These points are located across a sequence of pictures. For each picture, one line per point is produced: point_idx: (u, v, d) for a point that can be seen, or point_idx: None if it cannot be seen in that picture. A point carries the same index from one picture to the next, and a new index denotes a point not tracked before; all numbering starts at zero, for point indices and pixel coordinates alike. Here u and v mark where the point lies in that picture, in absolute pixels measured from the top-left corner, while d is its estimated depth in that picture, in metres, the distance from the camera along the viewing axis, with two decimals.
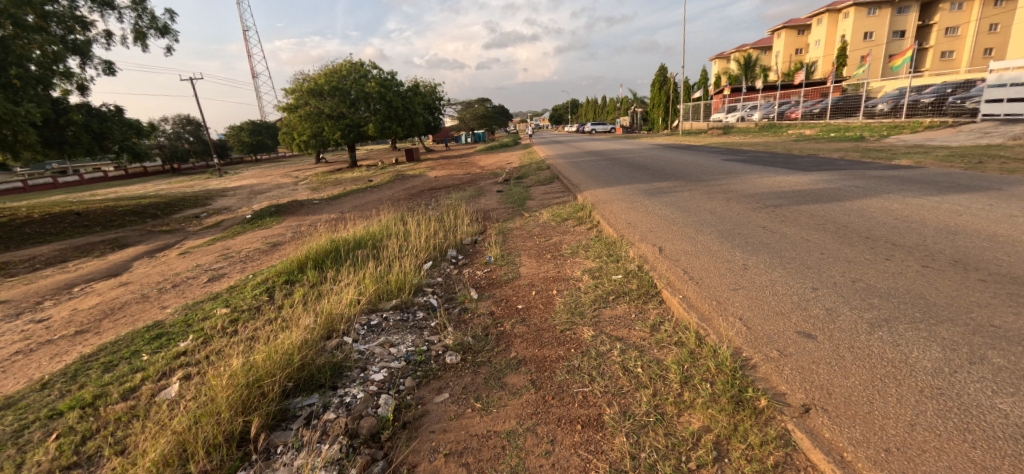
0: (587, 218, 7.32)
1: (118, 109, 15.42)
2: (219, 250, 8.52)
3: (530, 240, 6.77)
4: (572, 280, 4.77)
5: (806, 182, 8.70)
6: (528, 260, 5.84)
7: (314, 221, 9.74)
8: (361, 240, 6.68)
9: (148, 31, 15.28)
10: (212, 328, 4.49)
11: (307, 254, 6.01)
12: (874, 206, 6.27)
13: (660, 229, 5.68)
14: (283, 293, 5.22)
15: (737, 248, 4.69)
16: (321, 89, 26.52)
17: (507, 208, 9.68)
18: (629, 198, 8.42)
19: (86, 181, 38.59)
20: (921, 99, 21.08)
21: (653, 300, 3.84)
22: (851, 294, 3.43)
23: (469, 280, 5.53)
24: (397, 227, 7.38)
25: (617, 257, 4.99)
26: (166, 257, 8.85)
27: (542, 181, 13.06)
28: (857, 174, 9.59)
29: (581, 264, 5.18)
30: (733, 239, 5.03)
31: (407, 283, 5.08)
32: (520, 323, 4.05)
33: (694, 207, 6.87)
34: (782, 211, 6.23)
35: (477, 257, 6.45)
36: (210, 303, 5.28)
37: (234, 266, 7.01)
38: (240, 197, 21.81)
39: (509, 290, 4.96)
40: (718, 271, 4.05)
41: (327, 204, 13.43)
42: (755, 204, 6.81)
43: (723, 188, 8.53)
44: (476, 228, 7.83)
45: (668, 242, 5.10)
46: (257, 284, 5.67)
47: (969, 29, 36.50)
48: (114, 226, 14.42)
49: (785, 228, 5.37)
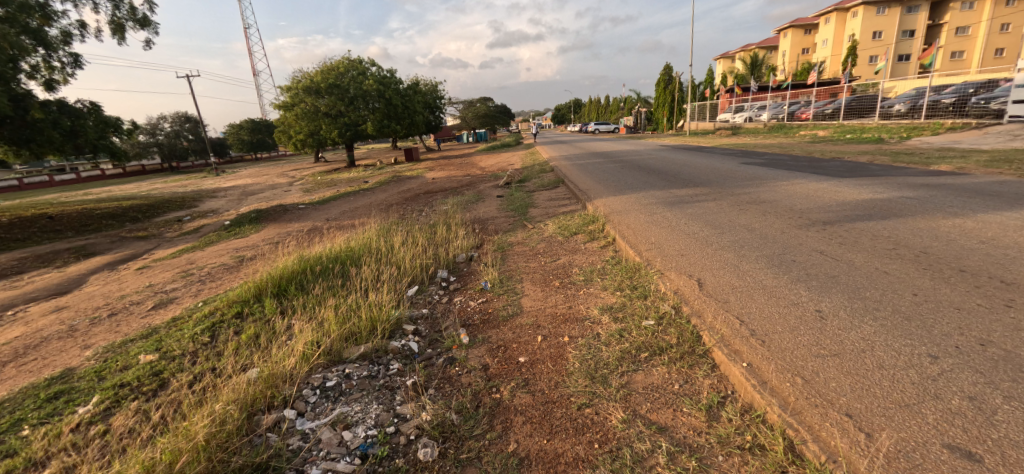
0: (599, 233, 6.33)
1: (95, 105, 14.47)
2: (182, 266, 7.51)
3: (533, 260, 5.76)
4: (588, 322, 3.77)
5: (845, 190, 7.67)
6: (532, 288, 4.81)
7: (292, 231, 8.73)
8: (335, 261, 5.71)
9: (127, 22, 14.25)
10: (124, 387, 3.51)
11: (265, 278, 5.03)
12: (944, 224, 5.25)
13: (693, 253, 4.67)
14: (228, 333, 4.23)
15: (801, 284, 3.68)
16: (318, 87, 25.39)
17: (507, 218, 8.66)
18: (646, 208, 7.40)
19: (82, 179, 37.77)
20: (941, 99, 19.95)
21: (703, 363, 2.84)
22: (993, 370, 2.41)
23: (460, 313, 4.54)
24: (379, 243, 6.38)
25: (643, 291, 3.97)
26: (124, 272, 7.86)
27: (546, 185, 12.04)
28: (897, 181, 8.55)
29: (598, 298, 4.17)
30: (788, 269, 4.03)
31: (381, 322, 4.10)
32: (521, 389, 3.05)
33: (727, 222, 5.88)
34: (836, 230, 5.24)
35: (471, 281, 5.44)
36: (139, 344, 4.28)
37: (189, 289, 6.01)
38: (230, 198, 20.90)
39: (509, 332, 3.95)
40: (790, 321, 3.04)
41: (314, 209, 12.43)
42: (799, 220, 5.80)
43: (753, 197, 7.52)
44: (472, 242, 6.84)
45: (706, 272, 4.09)
46: (205, 316, 4.69)
47: (981, 29, 35.31)
48: (87, 230, 13.50)
49: (851, 255, 4.34)
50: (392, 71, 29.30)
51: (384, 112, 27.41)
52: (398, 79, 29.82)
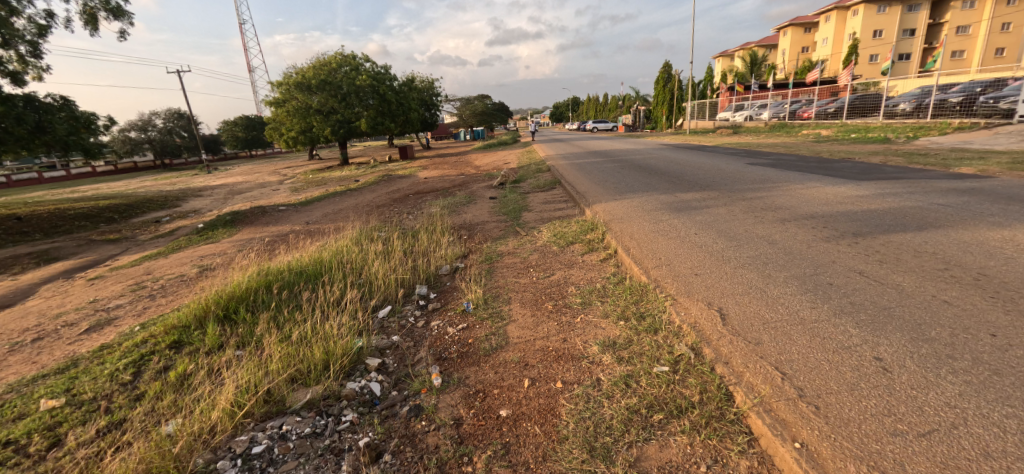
0: (598, 243, 5.65)
1: (67, 100, 13.70)
2: (137, 276, 6.81)
3: (524, 275, 5.06)
4: (586, 363, 3.08)
5: (866, 195, 7.00)
6: (521, 312, 4.11)
7: (265, 237, 8.04)
8: (298, 278, 5.03)
9: (101, 12, 13.48)
10: (9, 447, 2.83)
11: (210, 299, 4.33)
12: (993, 237, 4.56)
13: (709, 273, 3.99)
14: (156, 369, 3.56)
15: (847, 319, 2.99)
16: (310, 83, 24.50)
17: (499, 222, 8.01)
18: (651, 214, 6.73)
19: (71, 175, 36.72)
20: (948, 99, 19.25)
21: (737, 433, 2.20)
22: None
23: (435, 342, 3.87)
24: (352, 255, 5.67)
25: (653, 324, 3.27)
26: (75, 283, 7.15)
27: (541, 186, 11.38)
28: (918, 184, 7.88)
29: (598, 329, 3.47)
30: (826, 296, 3.34)
31: (337, 359, 3.43)
32: (499, 462, 2.41)
33: (743, 232, 5.22)
34: (870, 243, 4.56)
35: (451, 300, 4.74)
36: (50, 382, 3.58)
37: (135, 306, 5.31)
38: (215, 198, 20.19)
39: (490, 372, 3.26)
40: (845, 377, 2.38)
41: (296, 211, 11.72)
42: (825, 230, 5.12)
43: (766, 202, 6.87)
44: (458, 252, 6.13)
45: (728, 299, 3.39)
46: (136, 345, 4.00)
47: (981, 28, 34.64)
48: (56, 233, 12.78)
49: (897, 277, 3.65)
50: (386, 67, 28.53)
51: (378, 109, 26.68)
52: (391, 75, 29.09)
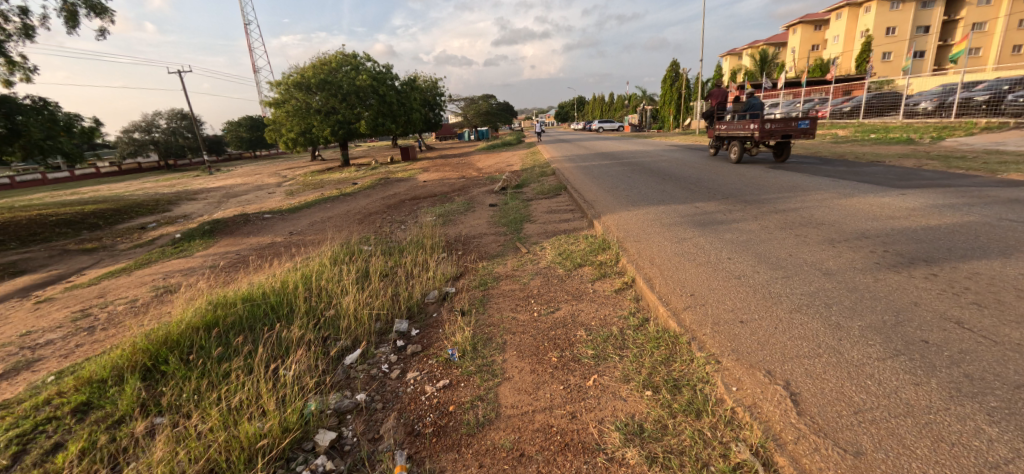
0: (609, 267, 4.82)
1: (50, 103, 13.03)
2: (87, 299, 6.03)
3: (523, 307, 4.20)
4: (607, 462, 2.23)
5: (916, 207, 6.08)
6: (518, 363, 3.27)
7: (239, 252, 7.25)
8: (252, 312, 4.21)
9: (81, 9, 12.76)
10: None
11: (137, 346, 3.53)
12: None
13: (759, 320, 3.10)
14: (47, 449, 2.76)
15: (974, 407, 2.12)
16: (309, 82, 23.75)
17: (497, 234, 7.22)
18: (671, 230, 5.87)
19: (76, 176, 36.41)
20: (974, 97, 17.98)
21: None
22: None
23: (407, 403, 3.04)
24: (320, 282, 4.84)
25: (695, 403, 2.42)
26: (22, 306, 6.39)
27: (544, 192, 10.56)
28: (968, 193, 6.95)
29: (619, 401, 2.61)
30: (931, 365, 2.44)
31: (279, 439, 2.65)
32: None
33: (786, 257, 4.34)
34: (950, 276, 3.66)
35: (432, 339, 3.91)
36: None
37: (64, 344, 4.50)
38: (208, 202, 19.48)
39: (473, 464, 2.42)
40: None
41: (281, 219, 10.93)
42: (886, 256, 4.22)
43: (803, 216, 6.00)
44: (449, 274, 5.30)
45: (794, 367, 2.52)
46: (34, 406, 3.15)
47: (998, 25, 33.11)
48: (33, 241, 12.10)
49: (1011, 332, 2.76)
50: (388, 66, 27.78)
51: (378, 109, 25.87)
52: (392, 75, 28.35)
